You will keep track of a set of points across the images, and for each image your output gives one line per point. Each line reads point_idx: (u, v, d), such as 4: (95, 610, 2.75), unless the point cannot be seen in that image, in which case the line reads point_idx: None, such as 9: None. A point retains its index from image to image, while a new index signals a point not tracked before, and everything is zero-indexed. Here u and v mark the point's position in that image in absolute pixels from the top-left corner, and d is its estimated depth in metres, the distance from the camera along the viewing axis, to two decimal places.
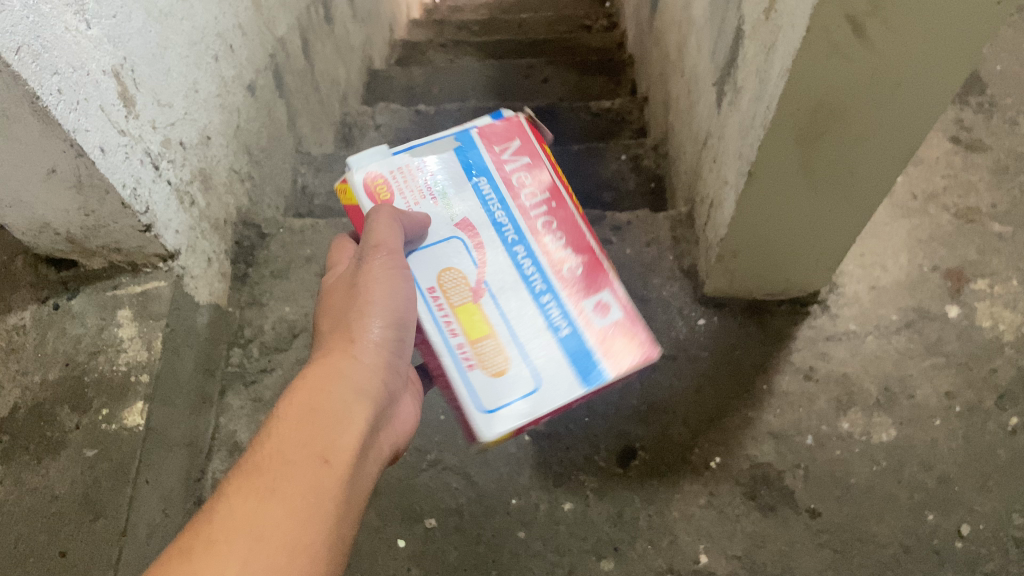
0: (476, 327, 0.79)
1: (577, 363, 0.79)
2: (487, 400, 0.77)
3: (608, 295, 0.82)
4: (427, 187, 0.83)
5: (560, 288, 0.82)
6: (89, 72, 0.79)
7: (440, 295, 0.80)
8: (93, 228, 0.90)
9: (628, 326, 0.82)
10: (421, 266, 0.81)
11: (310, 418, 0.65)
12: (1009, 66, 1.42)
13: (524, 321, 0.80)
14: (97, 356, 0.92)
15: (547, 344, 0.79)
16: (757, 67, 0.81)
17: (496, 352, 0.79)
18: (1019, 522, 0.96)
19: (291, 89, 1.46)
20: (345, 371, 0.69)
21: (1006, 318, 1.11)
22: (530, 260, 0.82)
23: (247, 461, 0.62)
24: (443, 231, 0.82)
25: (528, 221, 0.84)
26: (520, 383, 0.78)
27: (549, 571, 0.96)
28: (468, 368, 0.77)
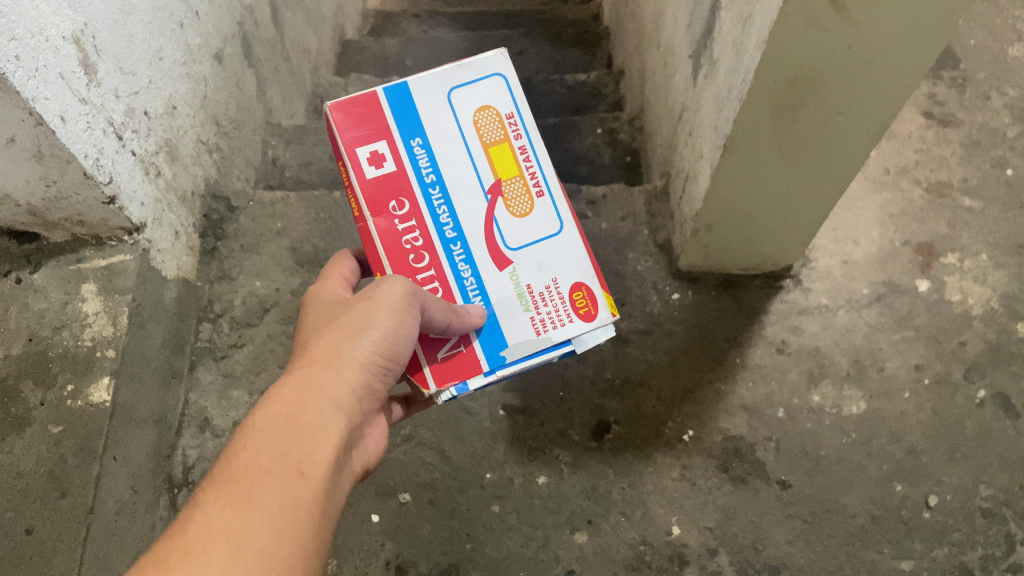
0: (509, 166, 0.79)
1: (409, 120, 0.79)
2: (466, 70, 0.80)
3: (361, 165, 0.77)
4: (534, 308, 0.78)
5: (411, 176, 0.78)
6: (49, 38, 0.76)
7: (534, 184, 0.80)
8: (54, 200, 0.88)
9: (348, 128, 0.78)
10: (551, 226, 0.80)
11: (286, 427, 0.61)
12: (983, 40, 1.42)
13: (457, 172, 0.78)
14: (61, 331, 0.91)
15: (441, 138, 0.79)
16: (733, 39, 0.81)
17: (485, 131, 0.79)
18: (985, 493, 0.99)
19: (260, 58, 1.43)
20: (326, 383, 0.64)
21: (975, 292, 1.12)
22: (445, 214, 0.78)
23: (221, 469, 0.58)
24: (529, 248, 0.79)
25: (432, 245, 0.78)
26: (463, 99, 0.80)
27: (523, 544, 0.97)
28: (516, 118, 0.80)
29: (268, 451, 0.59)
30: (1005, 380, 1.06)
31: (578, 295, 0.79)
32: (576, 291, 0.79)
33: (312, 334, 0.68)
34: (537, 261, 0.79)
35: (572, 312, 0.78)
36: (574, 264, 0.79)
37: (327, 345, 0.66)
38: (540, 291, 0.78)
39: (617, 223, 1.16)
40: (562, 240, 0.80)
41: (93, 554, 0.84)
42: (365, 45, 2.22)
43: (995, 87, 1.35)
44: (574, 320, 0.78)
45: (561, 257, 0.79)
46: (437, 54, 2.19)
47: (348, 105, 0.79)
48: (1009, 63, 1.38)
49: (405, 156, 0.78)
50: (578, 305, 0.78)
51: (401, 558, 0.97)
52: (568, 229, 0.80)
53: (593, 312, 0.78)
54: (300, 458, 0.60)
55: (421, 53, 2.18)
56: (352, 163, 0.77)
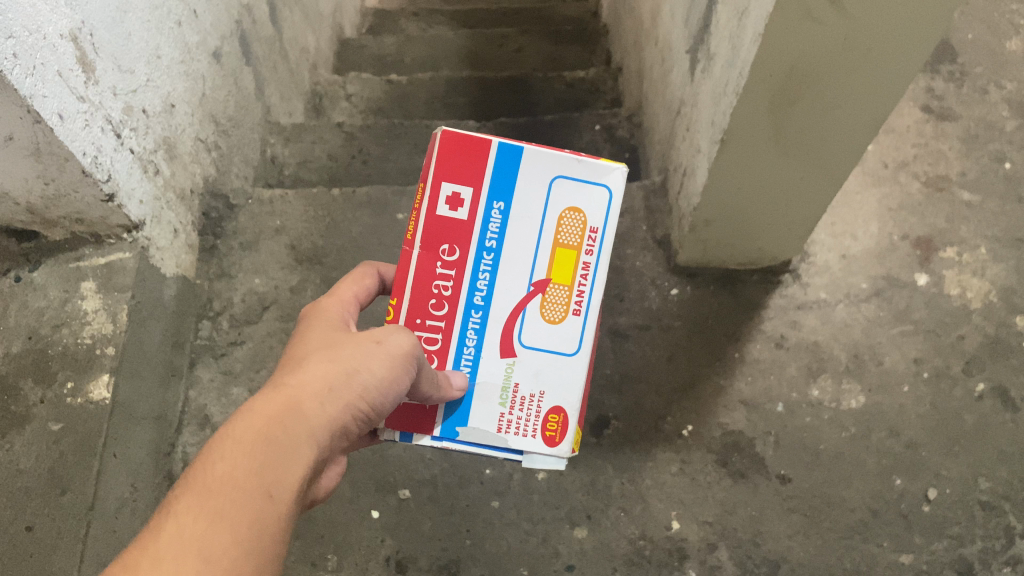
0: (565, 273, 0.71)
1: (503, 180, 0.69)
2: (586, 167, 0.70)
3: (434, 202, 0.69)
4: (509, 406, 0.72)
5: (473, 232, 0.70)
6: (46, 35, 0.77)
7: (574, 301, 0.72)
8: (53, 198, 0.88)
9: (446, 165, 0.69)
10: (568, 345, 0.72)
11: (266, 448, 0.57)
12: (981, 35, 1.40)
13: (516, 248, 0.70)
14: (60, 329, 0.91)
15: (523, 211, 0.70)
16: (729, 33, 0.81)
17: (564, 228, 0.70)
18: (984, 486, 0.99)
19: (258, 56, 1.43)
20: (314, 414, 0.60)
21: (973, 286, 1.12)
22: (483, 280, 0.71)
23: (193, 477, 0.55)
24: (537, 352, 0.72)
25: (456, 301, 0.71)
26: (566, 192, 0.70)
27: (523, 539, 0.98)
28: (599, 235, 0.71)
29: (244, 469, 0.56)
30: (1004, 373, 1.06)
31: (553, 419, 0.72)
32: (553, 414, 0.72)
33: (312, 353, 0.64)
34: (538, 368, 0.72)
35: (538, 431, 0.72)
36: (569, 390, 0.72)
37: (324, 369, 0.63)
38: (524, 395, 0.72)
39: (615, 219, 1.16)
40: (569, 365, 0.72)
41: (94, 551, 0.85)
42: (363, 44, 2.22)
43: (994, 81, 1.34)
44: (536, 438, 0.72)
45: (561, 377, 0.72)
46: (435, 53, 2.19)
47: (459, 137, 0.69)
48: (1006, 57, 1.37)
49: (481, 214, 0.70)
50: (546, 428, 0.72)
51: (401, 554, 0.97)
52: (581, 357, 0.72)
53: (558, 440, 0.72)
54: (272, 484, 0.57)
55: (420, 52, 2.17)
56: (431, 192, 0.69)
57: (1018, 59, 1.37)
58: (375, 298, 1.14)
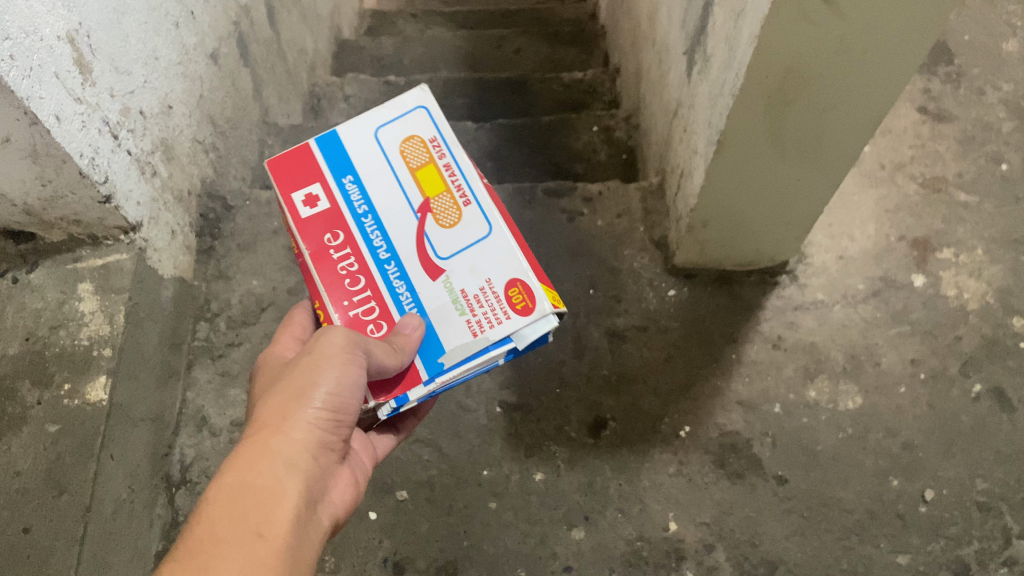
0: (435, 184, 0.78)
1: (339, 161, 0.79)
2: (390, 109, 0.81)
3: (297, 209, 0.77)
4: (469, 310, 0.73)
5: (343, 210, 0.77)
6: (43, 37, 0.77)
7: (460, 197, 0.77)
8: (50, 199, 0.88)
9: (287, 181, 0.79)
10: (478, 228, 0.76)
11: (240, 495, 0.60)
12: (977, 36, 1.40)
13: (388, 198, 0.77)
14: (58, 330, 0.91)
15: (369, 170, 0.79)
16: (726, 35, 0.81)
17: (410, 155, 0.79)
18: (981, 487, 0.99)
19: (256, 58, 1.43)
20: (277, 446, 0.63)
21: (970, 286, 1.12)
22: (378, 238, 0.76)
23: (180, 545, 0.58)
24: (459, 254, 0.75)
25: (367, 266, 0.76)
26: (390, 132, 0.80)
27: (521, 540, 0.98)
28: (439, 141, 0.79)
29: (224, 520, 0.59)
30: (1001, 374, 1.06)
31: (515, 290, 0.73)
32: (511, 287, 0.73)
33: (263, 397, 0.68)
34: (468, 265, 0.75)
35: (507, 308, 0.73)
36: (505, 261, 0.75)
37: (276, 405, 0.66)
38: (474, 293, 0.74)
39: (612, 221, 1.16)
40: (493, 242, 0.75)
41: (91, 552, 0.85)
42: (361, 45, 2.22)
43: (990, 82, 1.34)
44: (512, 316, 0.72)
45: (491, 258, 0.75)
46: (433, 55, 2.19)
47: (281, 160, 0.80)
48: (1003, 58, 1.38)
49: (338, 192, 0.78)
50: (514, 301, 0.73)
51: (398, 555, 0.97)
52: (497, 227, 0.76)
53: (531, 304, 0.73)
54: (259, 523, 0.60)
55: (419, 53, 2.17)
56: (287, 205, 0.78)
57: (1015, 61, 1.37)
58: None
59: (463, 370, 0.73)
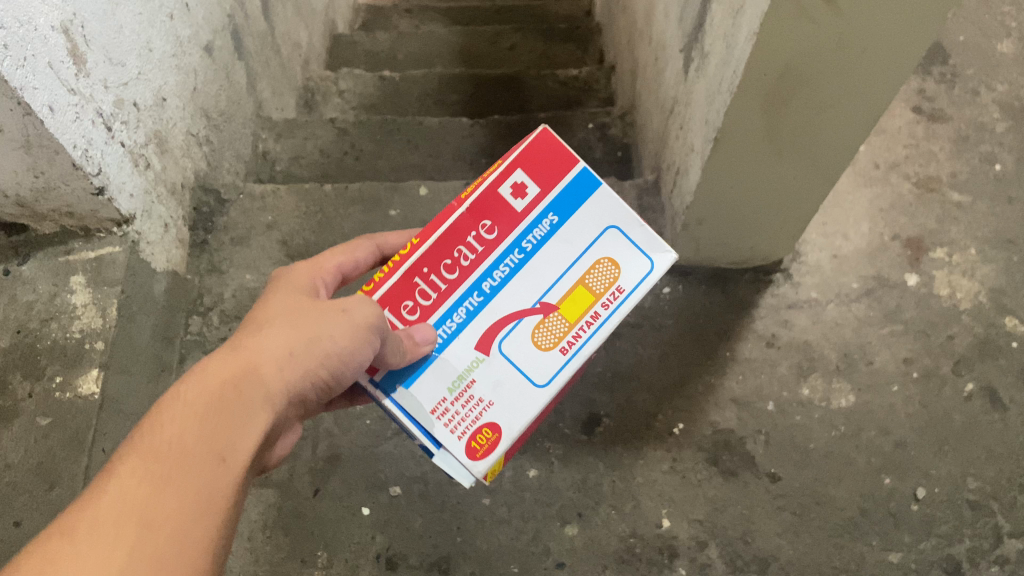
0: (574, 311, 0.72)
1: (569, 199, 0.73)
2: (643, 233, 0.73)
3: (501, 183, 0.73)
4: (455, 397, 0.72)
5: (517, 225, 0.72)
6: (37, 27, 0.76)
7: (565, 344, 0.72)
8: (43, 190, 0.87)
9: (533, 158, 0.73)
10: (540, 374, 0.72)
11: (219, 412, 0.59)
12: (972, 36, 1.41)
13: (543, 263, 0.72)
14: (49, 323, 0.90)
15: (570, 234, 0.72)
16: (723, 33, 0.81)
17: (593, 275, 0.72)
18: (973, 485, 0.99)
19: (250, 51, 1.42)
20: (268, 379, 0.63)
21: (963, 286, 1.13)
22: (499, 271, 0.72)
23: (143, 439, 0.57)
24: (509, 364, 0.72)
25: (466, 276, 0.72)
26: (612, 244, 0.73)
27: (514, 537, 0.97)
28: (620, 297, 0.73)
29: (195, 432, 0.58)
30: (993, 374, 1.06)
31: (486, 433, 0.71)
32: (488, 428, 0.71)
33: (269, 320, 0.66)
34: (500, 377, 0.72)
35: (466, 436, 0.71)
36: (520, 412, 0.71)
37: (280, 335, 0.65)
38: (474, 396, 0.72)
39: None
40: (534, 387, 0.72)
41: None
42: (355, 40, 2.20)
43: (985, 82, 1.35)
44: (460, 442, 0.71)
45: (516, 399, 0.72)
46: (428, 50, 2.18)
47: (553, 143, 0.73)
48: (997, 59, 1.38)
49: (533, 216, 0.72)
50: (475, 438, 0.71)
51: (391, 551, 0.97)
52: (548, 392, 0.72)
53: (478, 456, 0.71)
54: (225, 445, 0.59)
55: (413, 48, 2.17)
56: (504, 171, 0.73)
57: (1009, 62, 1.38)
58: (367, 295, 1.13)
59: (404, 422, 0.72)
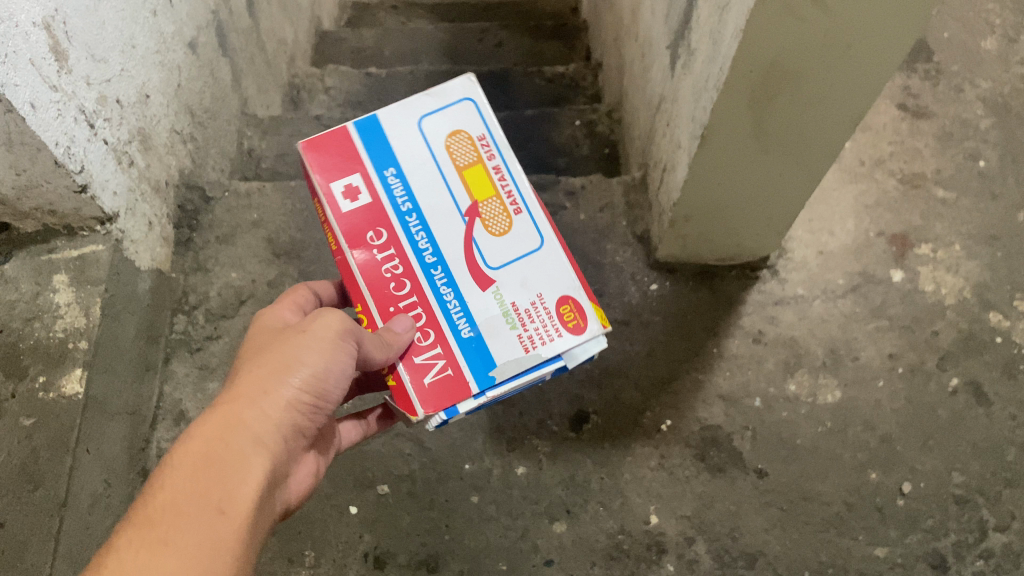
0: (485, 186, 0.78)
1: (381, 154, 0.78)
2: (434, 98, 0.81)
3: (341, 204, 0.76)
4: (521, 324, 0.75)
5: (388, 207, 0.77)
6: (18, 23, 0.75)
7: (512, 207, 0.78)
8: (24, 188, 0.86)
9: (333, 169, 0.78)
10: (531, 242, 0.77)
11: (208, 467, 0.62)
12: (956, 33, 1.41)
13: (438, 202, 0.77)
14: (32, 322, 0.90)
15: (413, 167, 0.78)
16: (710, 28, 0.81)
17: (458, 156, 0.79)
18: (958, 480, 1.00)
19: (235, 48, 1.41)
20: (251, 420, 0.65)
21: (947, 282, 1.14)
22: (423, 240, 0.76)
23: (138, 511, 0.59)
24: (509, 266, 0.76)
25: (412, 270, 0.75)
26: (435, 126, 0.80)
27: (502, 534, 0.97)
28: (488, 140, 0.79)
29: (187, 492, 0.60)
30: (977, 369, 1.07)
31: (566, 309, 0.75)
32: (564, 304, 0.75)
33: (242, 366, 0.69)
34: (520, 279, 0.76)
35: (560, 327, 0.75)
36: (557, 275, 0.77)
37: (254, 380, 0.67)
38: (526, 306, 0.75)
39: (595, 215, 1.15)
40: (534, 253, 0.77)
41: (66, 548, 0.83)
42: (340, 35, 2.19)
43: (969, 79, 1.35)
44: (564, 334, 0.75)
45: (545, 272, 0.76)
46: (414, 47, 2.17)
47: (319, 146, 0.78)
48: (981, 56, 1.39)
49: (382, 189, 0.77)
50: (566, 319, 0.75)
51: (379, 550, 0.97)
52: (549, 239, 0.78)
53: (583, 323, 0.75)
54: (222, 501, 0.61)
55: (400, 45, 2.16)
56: (329, 200, 0.77)
57: (993, 59, 1.38)
58: None
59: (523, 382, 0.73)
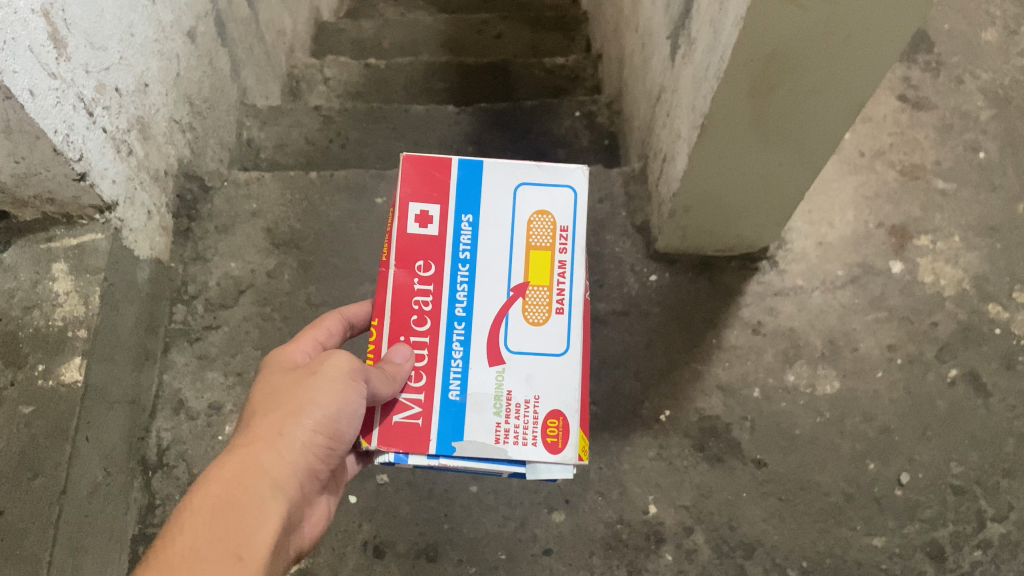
0: (543, 274, 0.76)
1: (468, 196, 0.77)
2: (545, 173, 0.78)
3: (407, 224, 0.76)
4: (505, 416, 0.74)
5: (446, 248, 0.76)
6: (17, 10, 0.75)
7: (558, 304, 0.76)
8: (23, 177, 0.86)
9: (419, 185, 0.77)
10: (557, 345, 0.75)
11: (225, 512, 0.62)
12: (957, 25, 1.41)
13: (489, 262, 0.76)
14: (31, 311, 0.90)
15: (491, 221, 0.77)
16: (711, 17, 0.81)
17: (534, 231, 0.77)
18: (956, 470, 1.00)
19: (233, 37, 1.40)
20: (267, 463, 0.66)
21: (946, 273, 1.14)
22: (462, 292, 0.76)
23: (156, 555, 0.59)
24: (526, 356, 0.75)
25: (438, 316, 0.75)
26: (531, 197, 0.77)
27: (501, 524, 0.98)
28: (569, 234, 0.77)
29: (205, 538, 0.60)
30: (976, 359, 1.07)
31: (553, 425, 0.74)
32: (553, 419, 0.74)
33: (256, 409, 0.70)
34: (529, 372, 0.75)
35: (540, 438, 0.74)
36: (564, 390, 0.75)
37: (269, 423, 0.68)
38: (519, 402, 0.74)
39: (594, 205, 1.15)
40: (555, 360, 0.75)
41: (65, 537, 0.83)
42: (341, 26, 2.18)
43: (969, 70, 1.35)
44: (538, 447, 0.73)
45: (554, 380, 0.75)
46: (414, 39, 2.17)
47: (420, 161, 0.77)
48: (981, 47, 1.38)
49: (450, 230, 0.76)
50: (548, 434, 0.73)
51: (378, 538, 0.97)
52: (573, 357, 0.75)
53: (561, 446, 0.74)
54: (239, 545, 0.61)
55: (399, 36, 2.16)
56: (401, 214, 0.76)
57: (993, 50, 1.38)
58: (354, 283, 1.12)
59: (476, 463, 0.74)
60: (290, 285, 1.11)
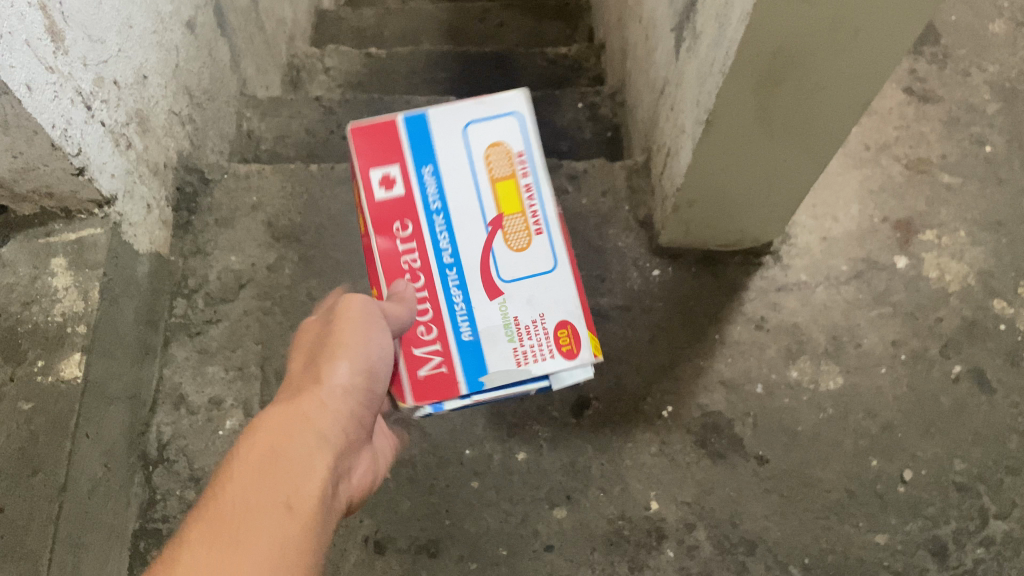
0: (512, 201, 0.82)
1: (421, 145, 0.82)
2: (486, 106, 0.83)
3: (374, 192, 0.81)
4: (519, 339, 0.81)
5: (418, 203, 0.82)
6: (14, 3, 0.74)
7: (534, 224, 0.83)
8: (21, 171, 0.85)
9: (377, 154, 0.82)
10: (545, 264, 0.83)
11: (269, 462, 0.59)
12: (964, 16, 1.40)
13: (465, 205, 0.82)
14: (30, 306, 0.89)
15: (451, 163, 0.82)
16: (716, 12, 0.79)
17: (493, 161, 0.82)
18: (959, 467, 1.00)
19: (233, 27, 1.39)
20: (308, 413, 0.64)
21: (951, 268, 1.13)
22: (445, 239, 0.82)
23: (207, 510, 0.56)
24: (519, 281, 0.82)
25: (430, 270, 0.81)
26: (481, 128, 0.83)
27: (502, 519, 0.97)
28: (526, 157, 0.83)
29: (253, 488, 0.57)
30: (980, 356, 1.07)
31: (564, 333, 0.81)
32: (563, 328, 0.81)
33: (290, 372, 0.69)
34: (527, 295, 0.82)
35: (555, 349, 0.81)
36: (563, 300, 0.82)
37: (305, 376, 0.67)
38: (527, 323, 0.81)
39: (597, 199, 1.15)
40: (546, 278, 0.83)
41: (65, 533, 0.83)
42: (341, 15, 2.16)
43: (976, 63, 1.34)
44: (556, 356, 0.81)
45: (552, 295, 0.82)
46: (416, 27, 2.15)
47: (365, 130, 0.82)
48: (988, 39, 1.37)
49: (416, 184, 0.82)
50: (562, 343, 0.81)
51: (379, 534, 0.97)
52: (564, 267, 0.83)
53: (575, 350, 0.81)
54: (289, 494, 0.58)
55: (401, 25, 2.14)
56: (364, 183, 0.82)
57: (1000, 42, 1.37)
58: (354, 278, 1.11)
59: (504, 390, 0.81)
60: (290, 279, 1.10)
